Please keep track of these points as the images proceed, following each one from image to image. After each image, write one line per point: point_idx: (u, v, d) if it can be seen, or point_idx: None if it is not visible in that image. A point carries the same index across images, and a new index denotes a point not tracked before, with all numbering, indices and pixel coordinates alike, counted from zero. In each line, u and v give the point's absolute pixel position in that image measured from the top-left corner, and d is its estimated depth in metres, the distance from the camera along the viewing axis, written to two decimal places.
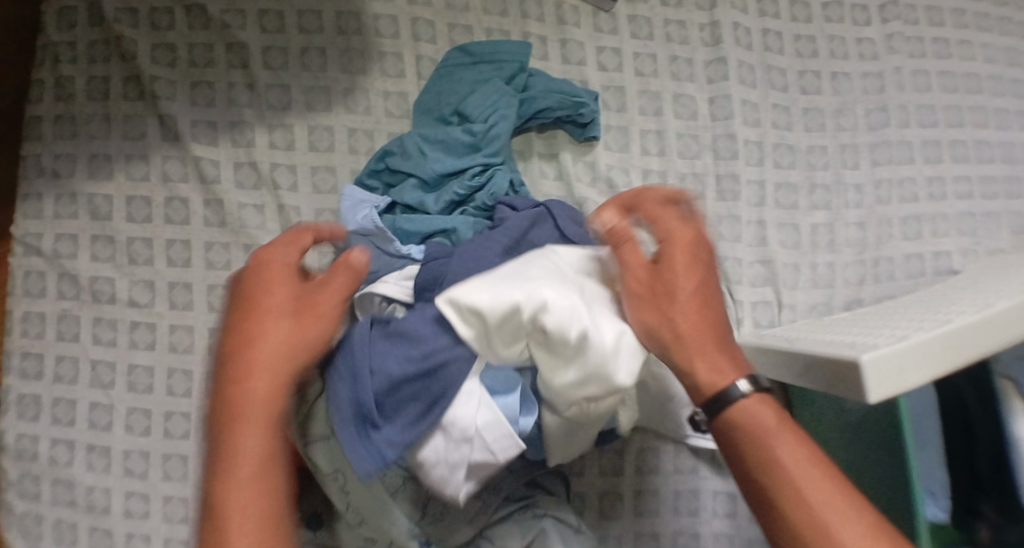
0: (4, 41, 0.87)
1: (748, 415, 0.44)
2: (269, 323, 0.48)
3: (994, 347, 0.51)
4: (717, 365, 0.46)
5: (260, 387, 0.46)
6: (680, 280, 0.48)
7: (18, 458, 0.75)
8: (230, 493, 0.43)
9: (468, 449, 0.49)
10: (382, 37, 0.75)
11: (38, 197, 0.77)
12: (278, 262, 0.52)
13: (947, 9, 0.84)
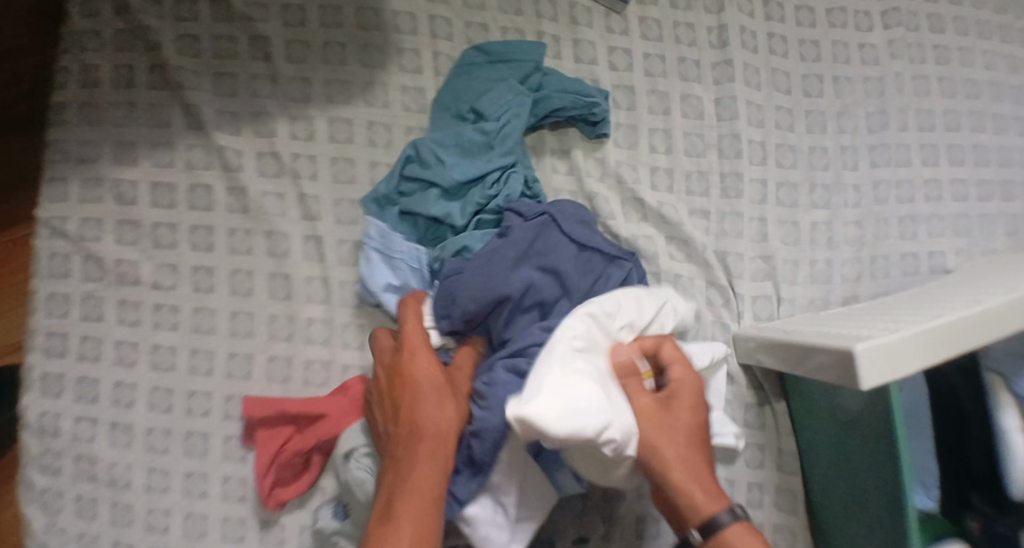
0: (28, 27, 0.89)
1: (734, 538, 0.51)
2: (427, 386, 0.57)
3: (978, 341, 0.56)
4: (701, 499, 0.53)
5: (426, 440, 0.55)
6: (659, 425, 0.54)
7: (39, 435, 0.78)
8: (405, 517, 0.51)
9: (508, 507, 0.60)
10: (401, 33, 0.78)
11: (63, 181, 0.79)
12: (415, 332, 0.61)
13: (948, 16, 0.86)
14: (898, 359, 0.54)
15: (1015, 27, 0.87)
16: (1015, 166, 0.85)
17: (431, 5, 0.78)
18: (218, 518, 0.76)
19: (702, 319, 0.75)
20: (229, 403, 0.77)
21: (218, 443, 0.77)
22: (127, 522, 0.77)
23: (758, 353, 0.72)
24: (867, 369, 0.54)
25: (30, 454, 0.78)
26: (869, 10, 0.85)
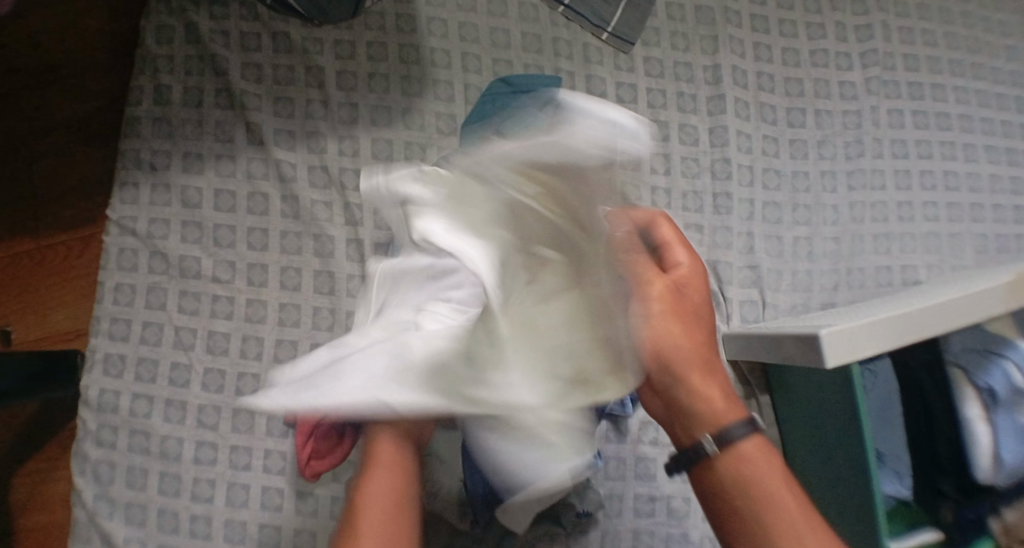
0: (101, 50, 0.99)
1: (746, 456, 0.57)
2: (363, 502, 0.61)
3: (928, 331, 0.66)
4: (719, 407, 0.59)
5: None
6: (685, 332, 0.61)
7: (100, 410, 0.83)
8: None
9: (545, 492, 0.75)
10: (437, 67, 0.90)
11: (135, 185, 0.87)
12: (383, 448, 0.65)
13: (922, 57, 0.97)
14: (864, 345, 0.65)
15: (984, 67, 0.98)
16: (981, 190, 0.95)
17: (464, 44, 0.90)
18: (259, 489, 0.83)
19: None
20: (274, 384, 0.85)
21: (263, 419, 0.84)
22: (175, 492, 0.82)
23: (748, 351, 0.81)
24: (836, 353, 0.64)
25: (89, 428, 0.83)
26: (849, 52, 0.96)
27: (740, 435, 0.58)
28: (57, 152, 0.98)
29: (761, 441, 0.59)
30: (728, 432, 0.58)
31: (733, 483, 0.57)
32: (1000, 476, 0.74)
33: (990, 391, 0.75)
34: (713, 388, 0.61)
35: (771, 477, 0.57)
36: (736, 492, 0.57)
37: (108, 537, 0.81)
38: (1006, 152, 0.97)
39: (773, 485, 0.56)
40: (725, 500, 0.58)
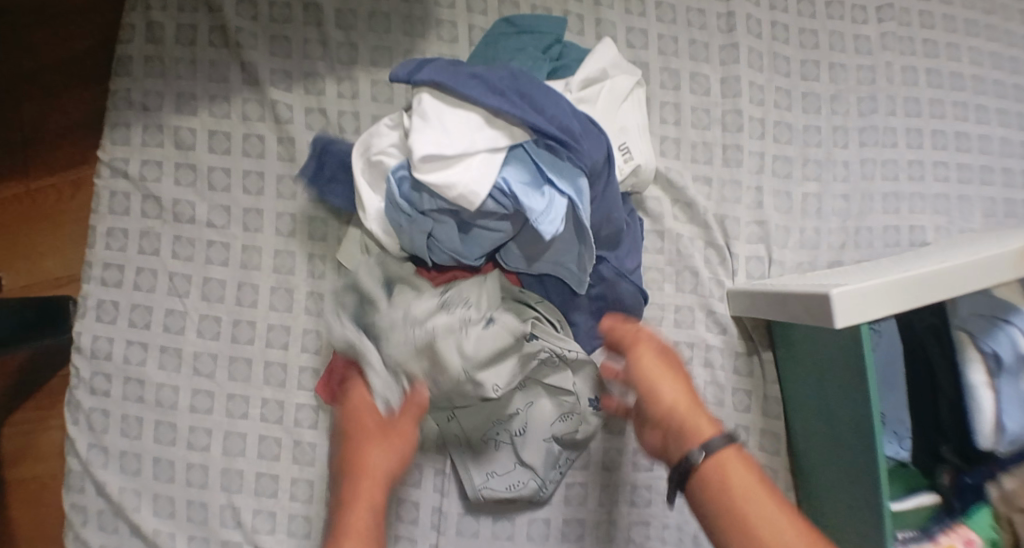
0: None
1: (722, 466, 0.55)
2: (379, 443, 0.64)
3: (939, 293, 0.65)
4: (694, 419, 0.59)
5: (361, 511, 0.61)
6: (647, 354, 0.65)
7: (93, 357, 0.82)
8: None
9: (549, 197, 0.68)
10: (440, 7, 0.86)
11: (127, 126, 0.84)
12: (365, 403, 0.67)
13: (938, 14, 0.94)
14: (876, 305, 0.63)
15: (1000, 27, 0.95)
16: (992, 153, 0.93)
17: None
18: (254, 439, 0.80)
19: (700, 275, 0.84)
20: (270, 332, 0.82)
21: (260, 369, 0.81)
22: (170, 441, 0.80)
23: (752, 308, 0.80)
24: (853, 319, 0.63)
25: (82, 376, 0.82)
26: (864, 6, 0.93)
27: (712, 447, 0.56)
28: (50, 94, 0.94)
29: (739, 452, 0.56)
30: (704, 449, 0.56)
31: (719, 498, 0.54)
32: (1000, 442, 0.75)
33: (994, 356, 0.75)
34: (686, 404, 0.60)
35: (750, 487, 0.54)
36: (721, 513, 0.54)
37: (102, 486, 0.80)
38: (1019, 115, 0.94)
39: (745, 493, 0.53)
40: (710, 520, 0.55)
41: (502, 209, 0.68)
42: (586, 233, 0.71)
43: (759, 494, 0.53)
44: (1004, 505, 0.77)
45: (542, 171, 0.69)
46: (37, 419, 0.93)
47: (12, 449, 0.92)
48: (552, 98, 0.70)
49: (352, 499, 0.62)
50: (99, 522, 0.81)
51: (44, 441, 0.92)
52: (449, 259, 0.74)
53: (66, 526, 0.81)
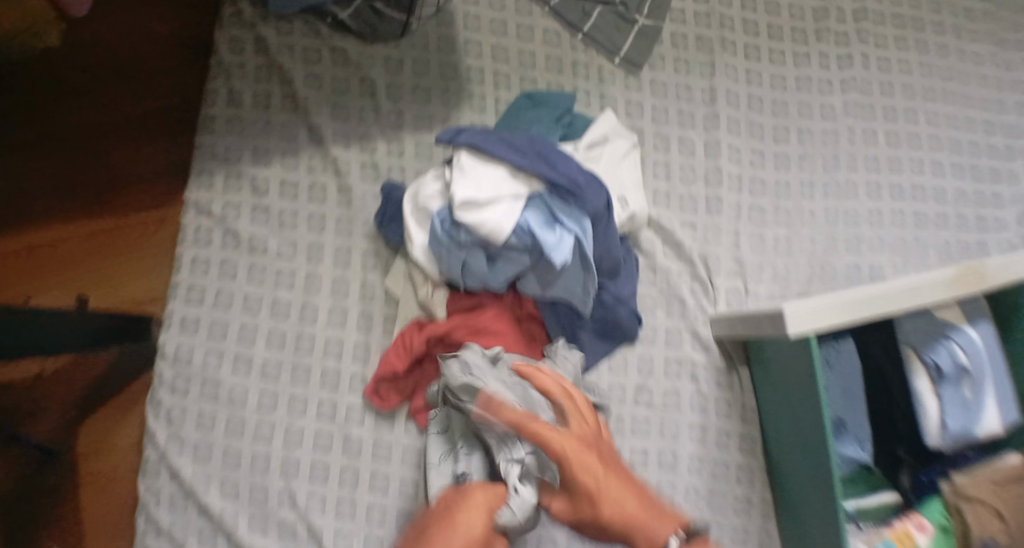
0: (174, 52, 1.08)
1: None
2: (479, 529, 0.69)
3: (879, 309, 0.80)
4: (654, 523, 0.69)
5: None
6: (578, 460, 0.71)
7: (175, 362, 0.97)
8: None
9: (561, 235, 0.86)
10: (472, 82, 1.05)
11: (210, 173, 1.00)
12: (486, 497, 0.72)
13: (898, 84, 1.11)
14: (824, 318, 0.79)
15: (954, 92, 1.12)
16: (946, 202, 1.09)
17: (496, 63, 1.05)
18: (311, 431, 0.96)
19: (687, 303, 1.00)
20: (327, 344, 0.98)
21: (317, 374, 0.97)
22: (239, 433, 0.96)
23: (728, 330, 0.95)
24: (798, 331, 0.79)
25: (165, 377, 0.97)
26: (830, 79, 1.10)
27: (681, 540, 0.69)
28: (136, 141, 1.06)
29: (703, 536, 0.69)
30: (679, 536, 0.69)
31: None
32: (946, 442, 0.88)
33: (936, 367, 0.87)
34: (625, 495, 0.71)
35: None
36: None
37: (177, 470, 0.95)
38: (970, 168, 1.10)
39: None
40: None
41: (522, 243, 0.86)
42: (589, 264, 0.88)
43: None
44: (951, 495, 0.90)
45: (554, 214, 0.86)
46: (114, 417, 1.04)
47: (89, 441, 1.04)
48: (563, 156, 0.89)
49: None
50: (170, 503, 0.96)
51: (118, 436, 1.03)
52: (478, 284, 0.91)
53: (143, 504, 0.97)
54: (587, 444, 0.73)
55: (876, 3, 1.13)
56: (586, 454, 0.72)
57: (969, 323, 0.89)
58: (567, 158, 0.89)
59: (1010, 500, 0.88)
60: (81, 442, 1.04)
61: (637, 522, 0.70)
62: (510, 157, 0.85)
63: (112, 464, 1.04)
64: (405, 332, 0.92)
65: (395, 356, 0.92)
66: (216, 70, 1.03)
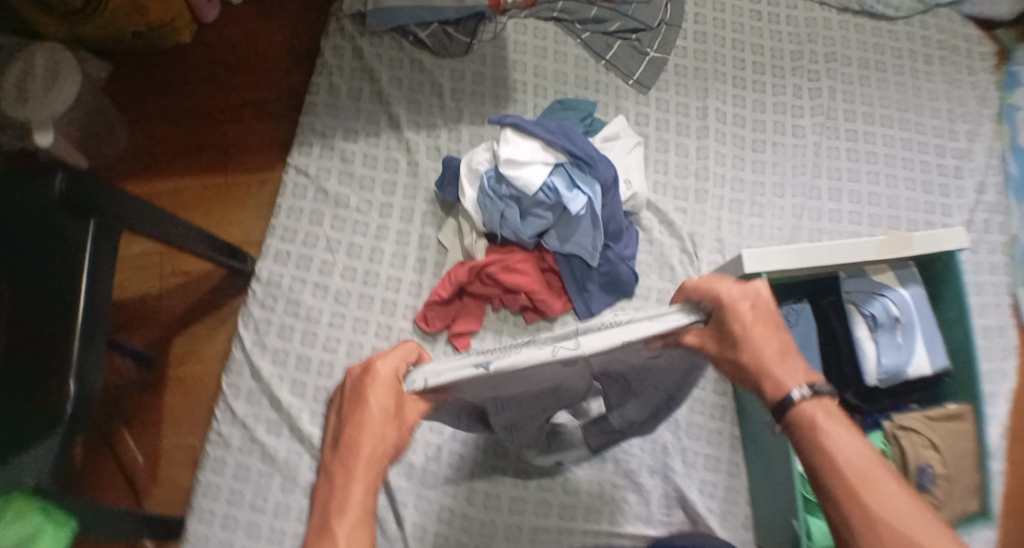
0: (286, 58, 1.39)
1: (803, 414, 0.71)
2: (375, 421, 0.71)
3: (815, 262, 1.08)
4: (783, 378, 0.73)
5: (357, 482, 0.69)
6: (748, 313, 0.74)
7: (268, 284, 1.21)
8: (351, 471, 0.70)
9: (577, 195, 1.11)
10: (518, 91, 1.32)
11: (310, 145, 1.28)
12: (381, 376, 0.73)
13: (858, 114, 1.38)
14: (771, 263, 1.07)
15: (908, 123, 1.39)
16: (897, 208, 1.33)
17: (537, 78, 1.33)
18: (370, 347, 1.19)
19: (676, 269, 1.24)
20: (388, 280, 1.22)
21: (378, 302, 1.21)
22: (311, 343, 1.19)
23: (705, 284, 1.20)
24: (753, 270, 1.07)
25: (258, 296, 1.21)
26: (801, 107, 1.37)
27: (804, 397, 0.71)
28: (250, 121, 1.36)
29: (820, 400, 0.72)
30: (802, 391, 0.71)
31: (809, 440, 0.70)
32: (881, 377, 1.11)
33: (872, 316, 1.12)
34: (771, 349, 0.74)
35: (858, 455, 0.67)
36: (812, 450, 0.70)
37: (258, 369, 1.18)
38: (921, 183, 1.35)
39: (830, 441, 0.69)
40: (817, 468, 0.69)
41: (548, 200, 1.12)
42: (598, 221, 1.12)
43: (841, 432, 0.69)
44: (890, 427, 1.12)
45: (573, 180, 1.13)
46: (204, 333, 1.26)
47: (178, 352, 1.25)
48: (585, 140, 1.16)
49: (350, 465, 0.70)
50: (247, 398, 1.17)
51: (204, 350, 1.25)
52: (511, 234, 1.15)
53: (223, 398, 1.18)
54: (753, 305, 0.76)
55: (844, 51, 1.42)
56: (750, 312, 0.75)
57: (900, 285, 1.14)
58: (587, 141, 1.16)
59: (942, 433, 1.10)
60: (171, 353, 1.25)
61: (768, 367, 0.74)
62: (542, 133, 1.12)
63: (200, 370, 1.25)
64: (453, 268, 1.16)
65: (442, 287, 1.16)
66: (321, 71, 1.32)
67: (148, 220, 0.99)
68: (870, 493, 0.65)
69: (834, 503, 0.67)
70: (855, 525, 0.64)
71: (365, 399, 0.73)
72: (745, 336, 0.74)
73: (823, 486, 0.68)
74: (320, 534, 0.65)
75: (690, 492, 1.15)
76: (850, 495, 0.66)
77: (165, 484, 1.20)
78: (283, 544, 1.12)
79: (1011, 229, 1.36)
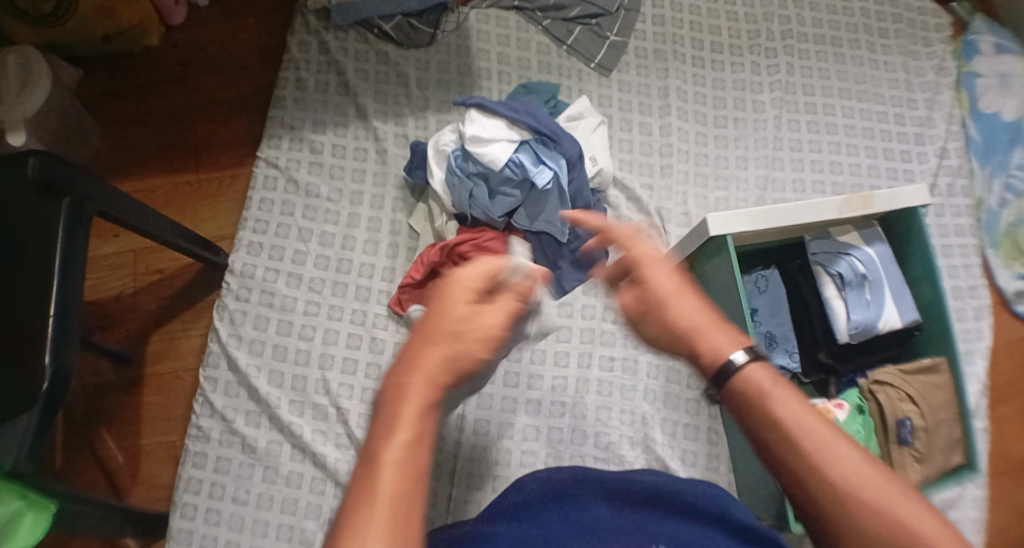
0: (253, 58, 1.41)
1: (746, 379, 0.62)
2: (442, 340, 0.59)
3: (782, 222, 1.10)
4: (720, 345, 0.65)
5: (410, 411, 0.53)
6: (661, 271, 0.72)
7: (241, 276, 1.22)
8: (403, 398, 0.54)
9: (544, 170, 1.13)
10: (483, 79, 1.35)
11: (278, 138, 1.30)
12: (464, 287, 0.64)
13: (817, 87, 1.41)
14: (737, 225, 1.08)
15: (866, 94, 1.42)
16: (860, 176, 1.36)
17: (500, 65, 1.36)
18: (345, 333, 1.20)
19: None
20: (362, 266, 1.23)
21: (352, 289, 1.22)
22: (287, 332, 1.20)
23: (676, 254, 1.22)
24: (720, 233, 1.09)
25: (232, 287, 1.22)
26: (761, 82, 1.40)
27: (747, 359, 0.63)
28: (219, 120, 1.38)
29: (762, 365, 0.63)
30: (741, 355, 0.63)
31: (755, 408, 0.61)
32: (851, 333, 1.15)
33: (839, 276, 1.16)
34: (699, 314, 0.68)
35: (818, 428, 0.57)
36: (761, 420, 0.60)
37: (234, 360, 1.18)
38: (882, 150, 1.38)
39: (779, 407, 0.60)
40: (768, 442, 0.59)
41: (515, 176, 1.14)
42: (565, 194, 1.14)
43: (789, 397, 0.60)
44: (865, 384, 1.16)
45: (540, 157, 1.14)
46: (180, 329, 1.27)
47: (155, 350, 1.26)
48: (548, 118, 1.18)
49: (404, 389, 0.55)
50: (225, 389, 1.17)
51: (180, 346, 1.26)
52: (481, 214, 1.17)
53: (200, 390, 1.18)
54: (670, 268, 0.72)
55: (799, 26, 1.45)
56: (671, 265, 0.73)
57: (865, 244, 1.19)
58: (551, 119, 1.18)
59: (915, 385, 1.12)
60: (147, 351, 1.26)
61: (696, 331, 0.67)
62: (507, 111, 1.14)
63: (177, 365, 1.25)
64: (425, 249, 1.18)
65: (415, 269, 1.18)
66: (287, 66, 1.34)
67: (116, 207, 1.00)
68: (841, 474, 0.55)
69: (798, 483, 0.57)
70: (827, 516, 0.55)
71: (438, 309, 0.62)
72: (661, 295, 0.70)
73: (780, 462, 0.59)
74: (361, 470, 0.50)
75: (672, 462, 1.16)
76: (814, 471, 0.56)
77: (145, 482, 1.19)
78: (267, 535, 1.11)
79: (975, 192, 1.38)
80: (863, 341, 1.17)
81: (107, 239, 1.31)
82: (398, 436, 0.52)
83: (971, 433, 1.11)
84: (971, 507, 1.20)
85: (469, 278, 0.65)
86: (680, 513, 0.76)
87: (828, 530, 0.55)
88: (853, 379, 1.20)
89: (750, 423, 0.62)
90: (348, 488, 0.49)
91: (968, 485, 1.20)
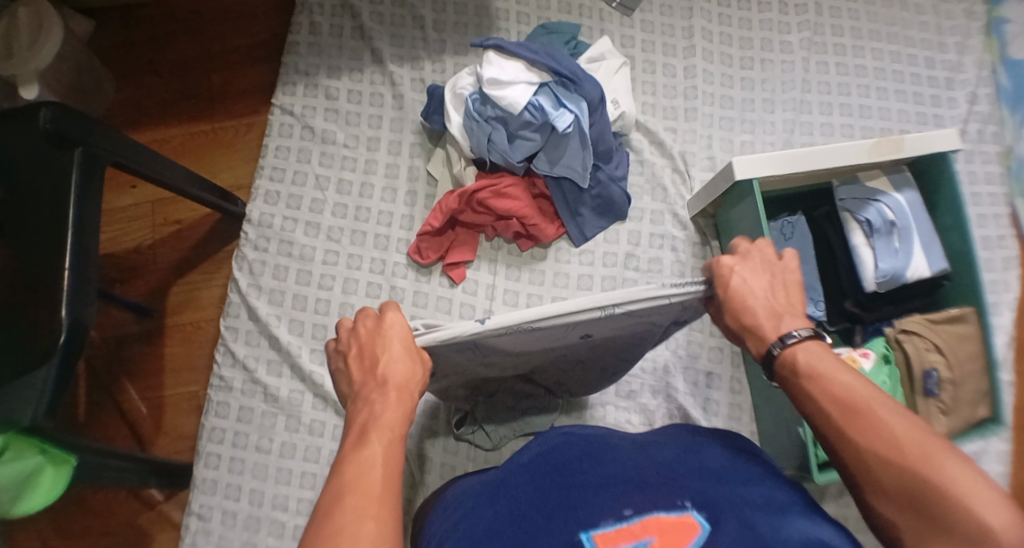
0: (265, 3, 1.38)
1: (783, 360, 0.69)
2: (391, 406, 0.64)
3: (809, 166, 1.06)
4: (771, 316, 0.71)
5: (381, 456, 0.59)
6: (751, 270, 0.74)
7: (259, 226, 1.21)
8: (368, 449, 0.59)
9: (564, 113, 1.09)
10: (500, 20, 1.31)
11: (293, 84, 1.27)
12: (391, 348, 0.67)
13: (847, 28, 1.36)
14: (763, 169, 1.05)
15: (896, 35, 1.37)
16: (890, 119, 1.32)
17: (518, 6, 1.31)
18: (365, 283, 1.18)
19: (669, 189, 1.24)
20: (380, 214, 1.21)
21: (371, 238, 1.20)
22: (306, 282, 1.18)
23: (700, 199, 1.19)
24: (745, 177, 1.05)
25: (250, 237, 1.20)
26: (788, 23, 1.35)
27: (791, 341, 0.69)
28: (233, 66, 1.35)
29: (807, 343, 0.68)
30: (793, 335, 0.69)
31: (794, 384, 0.68)
32: (879, 281, 1.12)
33: (869, 224, 1.13)
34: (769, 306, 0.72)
35: (847, 394, 0.63)
36: (796, 395, 0.68)
37: (255, 309, 1.17)
38: (913, 94, 1.34)
39: (809, 381, 0.66)
40: (807, 411, 0.67)
41: (535, 120, 1.10)
42: (586, 138, 1.10)
43: (822, 371, 0.66)
44: (893, 332, 1.13)
45: (560, 99, 1.10)
46: (200, 281, 1.26)
47: (175, 301, 1.25)
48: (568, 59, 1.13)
49: (361, 446, 0.60)
50: (246, 338, 1.17)
51: (201, 297, 1.25)
52: (501, 160, 1.14)
53: (222, 340, 1.17)
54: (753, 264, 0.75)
55: None
56: (757, 273, 0.74)
57: (894, 189, 1.16)
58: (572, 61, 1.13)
59: (946, 336, 1.09)
60: (167, 302, 1.25)
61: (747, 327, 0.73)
62: (527, 52, 1.09)
63: (198, 316, 1.24)
64: (443, 195, 1.15)
65: (433, 217, 1.15)
66: (300, 9, 1.31)
67: (129, 154, 0.97)
68: (861, 437, 0.61)
69: (830, 447, 0.65)
70: (854, 465, 0.62)
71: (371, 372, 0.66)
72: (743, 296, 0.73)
73: (817, 427, 0.66)
74: (335, 471, 0.58)
75: (694, 411, 1.15)
76: (840, 435, 0.63)
77: (169, 432, 1.20)
78: (290, 483, 1.11)
79: (1005, 139, 1.33)
80: (892, 289, 1.15)
81: (123, 190, 1.29)
82: (375, 479, 0.57)
83: (999, 386, 1.08)
84: (994, 459, 1.19)
85: (397, 347, 0.67)
86: (723, 477, 0.70)
87: (858, 483, 0.62)
88: (878, 327, 1.18)
89: (793, 396, 0.69)
90: (329, 483, 0.57)
91: (992, 439, 1.19)
